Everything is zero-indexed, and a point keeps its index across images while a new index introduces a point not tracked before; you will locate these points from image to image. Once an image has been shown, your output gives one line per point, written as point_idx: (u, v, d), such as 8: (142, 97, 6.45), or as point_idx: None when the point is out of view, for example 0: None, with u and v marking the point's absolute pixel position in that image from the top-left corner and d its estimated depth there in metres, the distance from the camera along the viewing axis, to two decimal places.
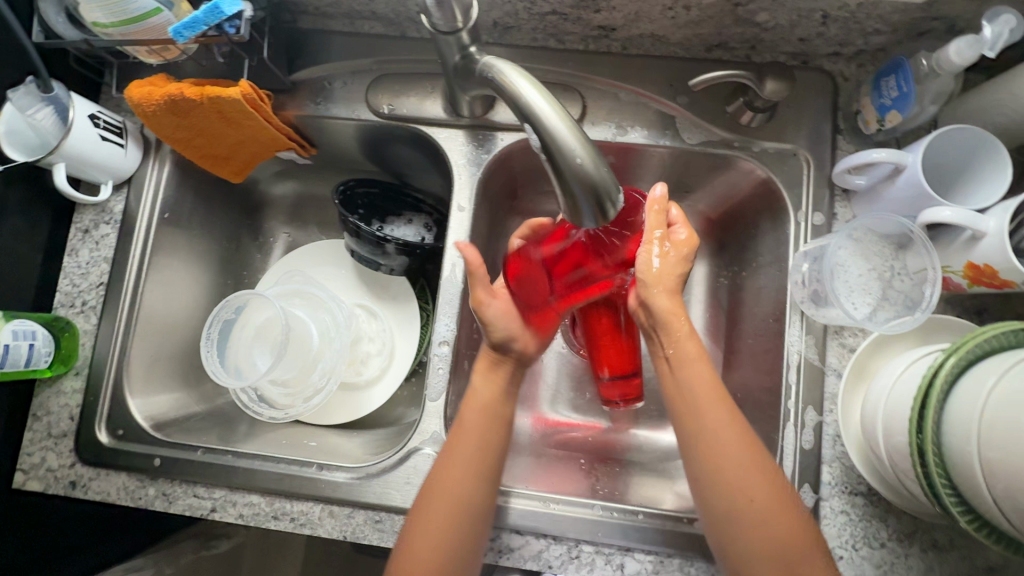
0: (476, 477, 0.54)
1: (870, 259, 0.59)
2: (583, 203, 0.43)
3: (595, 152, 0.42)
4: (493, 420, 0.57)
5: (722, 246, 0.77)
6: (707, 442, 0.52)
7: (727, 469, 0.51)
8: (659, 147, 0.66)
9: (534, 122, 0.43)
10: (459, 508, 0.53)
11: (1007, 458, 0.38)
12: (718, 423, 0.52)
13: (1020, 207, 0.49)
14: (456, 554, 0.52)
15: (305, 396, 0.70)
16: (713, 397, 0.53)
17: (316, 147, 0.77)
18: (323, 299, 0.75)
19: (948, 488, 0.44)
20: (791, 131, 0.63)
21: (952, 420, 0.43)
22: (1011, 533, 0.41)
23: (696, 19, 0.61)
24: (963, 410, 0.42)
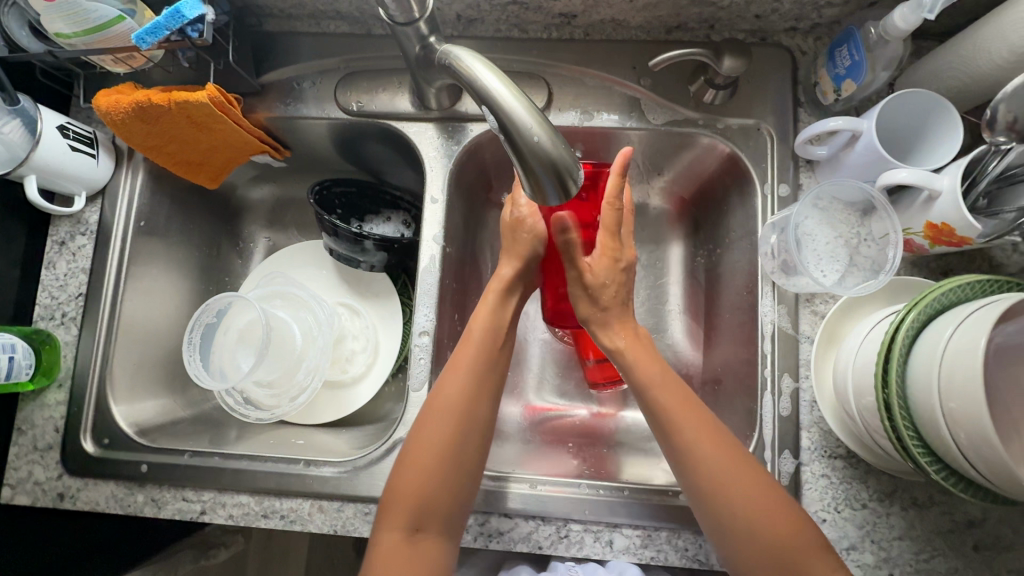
0: (474, 388, 0.57)
1: (837, 227, 0.59)
2: (546, 181, 0.44)
3: (553, 130, 0.43)
4: (491, 340, 0.61)
5: (697, 225, 0.78)
6: (681, 435, 0.53)
7: (708, 465, 0.51)
8: (626, 129, 0.67)
9: (493, 104, 0.44)
10: (460, 415, 0.56)
11: (965, 406, 0.39)
12: (688, 418, 0.53)
13: (973, 165, 0.51)
14: (447, 488, 0.54)
15: (290, 395, 0.71)
16: (676, 389, 0.55)
17: (290, 149, 0.77)
18: (304, 299, 0.75)
19: (915, 440, 0.45)
20: (753, 106, 0.64)
21: (915, 372, 0.44)
22: (975, 478, 0.42)
23: (653, 1, 0.62)
24: (923, 363, 0.43)
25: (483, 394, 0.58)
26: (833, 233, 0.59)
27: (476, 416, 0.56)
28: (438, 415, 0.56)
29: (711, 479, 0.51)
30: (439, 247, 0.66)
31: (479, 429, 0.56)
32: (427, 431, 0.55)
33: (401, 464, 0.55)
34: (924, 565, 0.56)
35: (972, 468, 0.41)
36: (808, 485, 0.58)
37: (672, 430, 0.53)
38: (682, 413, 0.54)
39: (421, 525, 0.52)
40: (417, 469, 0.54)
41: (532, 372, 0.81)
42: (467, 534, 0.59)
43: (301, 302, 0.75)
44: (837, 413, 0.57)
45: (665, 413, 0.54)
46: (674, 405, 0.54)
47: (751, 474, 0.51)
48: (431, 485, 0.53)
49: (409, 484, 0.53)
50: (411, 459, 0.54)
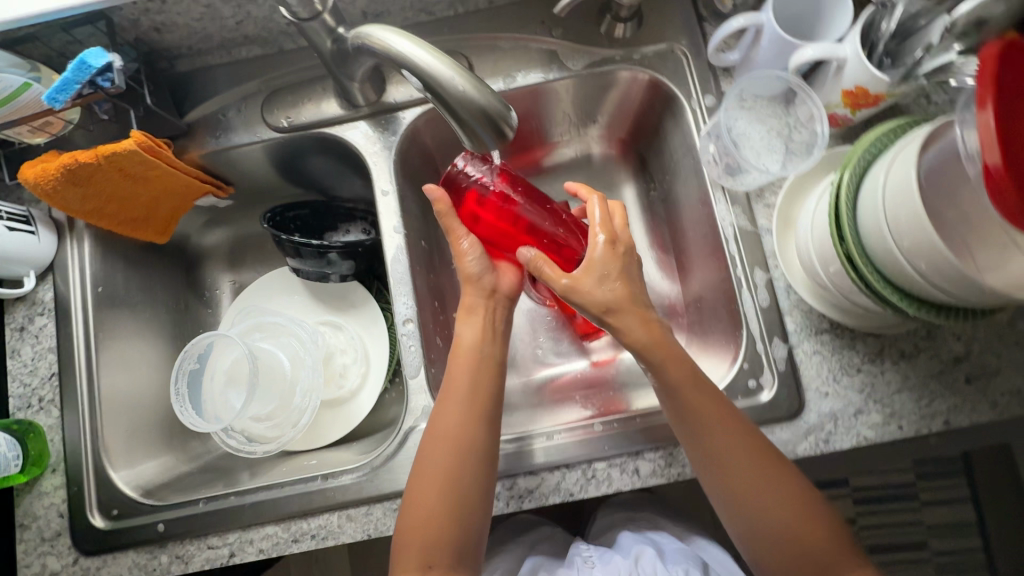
0: (475, 426, 0.56)
1: (767, 121, 0.62)
2: (481, 129, 0.46)
3: (477, 81, 0.45)
4: (482, 369, 0.59)
5: (642, 161, 0.81)
6: (708, 439, 0.53)
7: (736, 468, 0.52)
8: (550, 81, 0.69)
9: (415, 69, 0.45)
10: (460, 453, 0.55)
11: (915, 232, 0.42)
12: (717, 423, 0.53)
13: (867, 27, 0.54)
14: (448, 528, 0.53)
15: (292, 421, 0.70)
16: (698, 388, 0.54)
17: (233, 185, 0.77)
18: (282, 325, 0.75)
19: (882, 281, 0.48)
20: (662, 31, 0.67)
21: (865, 219, 0.47)
22: (942, 298, 0.45)
23: None
24: (870, 209, 0.46)
25: (487, 430, 0.57)
26: (766, 128, 0.62)
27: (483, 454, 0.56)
28: (439, 456, 0.55)
29: (743, 483, 0.52)
30: (402, 237, 0.67)
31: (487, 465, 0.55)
32: (431, 475, 0.55)
33: (410, 502, 0.55)
34: (928, 410, 0.59)
35: (939, 292, 0.44)
36: (804, 365, 0.60)
37: (694, 430, 0.53)
38: (709, 417, 0.53)
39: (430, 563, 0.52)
40: (422, 511, 0.54)
41: (525, 339, 0.82)
42: (499, 501, 0.60)
43: (281, 330, 0.75)
44: (810, 286, 0.59)
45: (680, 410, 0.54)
46: (691, 406, 0.54)
47: (776, 468, 0.52)
48: (437, 527, 0.53)
49: (417, 525, 0.53)
50: (414, 497, 0.55)
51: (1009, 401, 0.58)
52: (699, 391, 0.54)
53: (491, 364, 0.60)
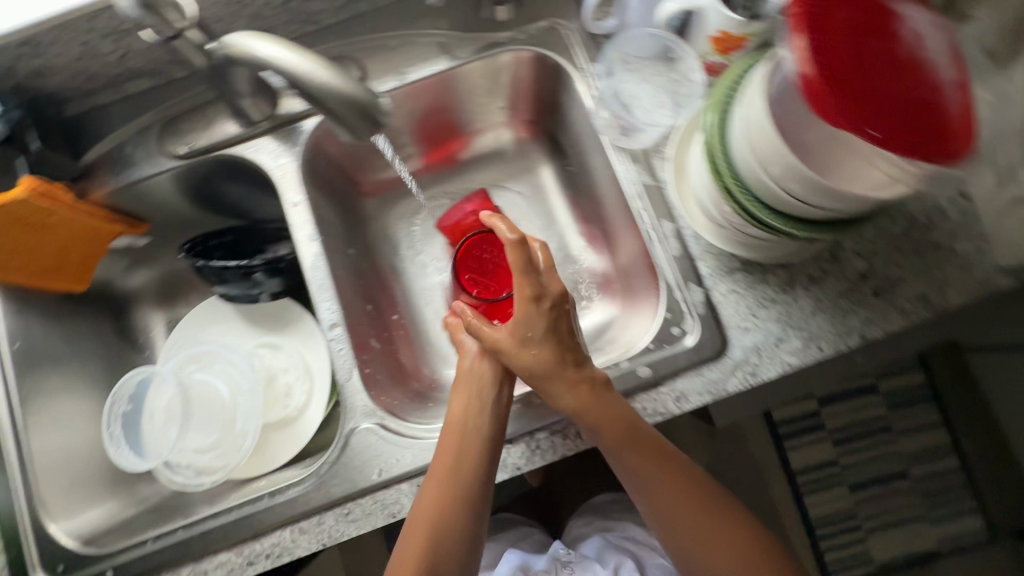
0: (460, 483, 0.56)
1: (652, 79, 0.65)
2: (354, 120, 0.47)
3: (339, 72, 0.46)
4: (470, 442, 0.57)
5: (552, 139, 0.82)
6: (642, 471, 0.57)
7: (674, 514, 0.57)
8: (442, 72, 0.70)
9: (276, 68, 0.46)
10: (441, 527, 0.56)
11: (778, 157, 0.44)
12: (654, 457, 0.57)
13: None
14: None
15: (236, 447, 0.69)
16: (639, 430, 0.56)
17: (148, 222, 0.76)
18: (217, 354, 0.74)
19: (763, 209, 0.50)
20: (541, 9, 0.69)
21: (737, 153, 0.49)
22: (815, 215, 0.47)
23: None
24: (739, 142, 0.48)
25: (472, 489, 0.57)
26: (653, 88, 0.65)
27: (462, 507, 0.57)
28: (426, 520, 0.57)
29: (668, 506, 0.58)
30: (318, 243, 0.67)
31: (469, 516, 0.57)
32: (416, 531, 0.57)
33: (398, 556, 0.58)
34: (842, 328, 0.61)
35: (821, 210, 0.46)
36: (722, 305, 0.62)
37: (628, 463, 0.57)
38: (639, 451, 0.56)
39: None
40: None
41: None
42: None
43: (216, 359, 0.74)
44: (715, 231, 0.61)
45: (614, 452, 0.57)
46: (630, 448, 0.56)
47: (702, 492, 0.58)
48: None
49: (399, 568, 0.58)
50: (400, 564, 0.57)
51: (914, 308, 0.61)
52: (637, 435, 0.56)
53: (480, 443, 0.57)
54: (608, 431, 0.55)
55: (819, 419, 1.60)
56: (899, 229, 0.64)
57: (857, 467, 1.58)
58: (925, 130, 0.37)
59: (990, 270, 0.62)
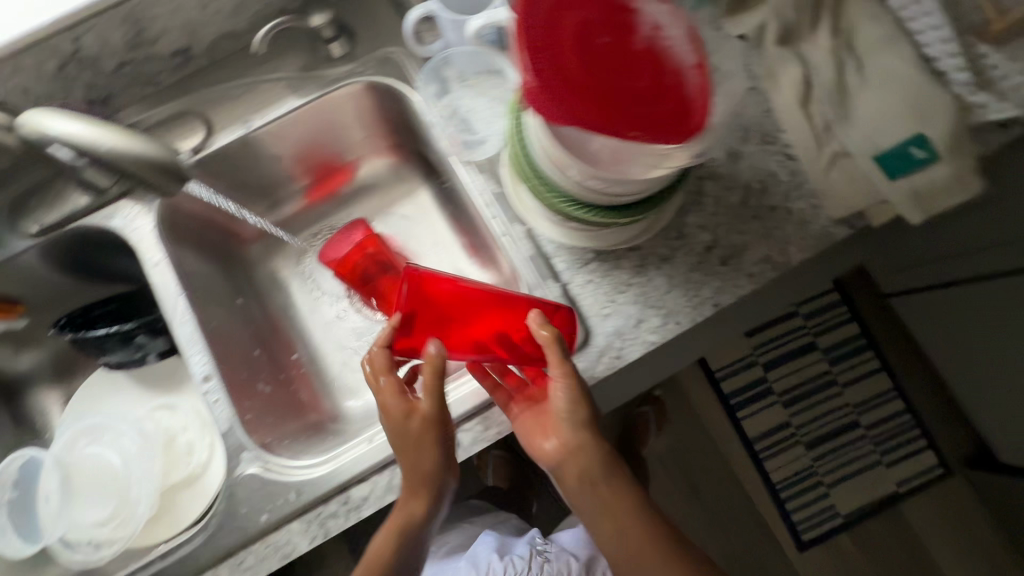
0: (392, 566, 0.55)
1: (489, 92, 0.68)
2: (151, 174, 0.54)
3: (142, 139, 0.53)
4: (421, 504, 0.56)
5: (422, 161, 0.85)
6: (619, 543, 0.55)
7: (635, 571, 0.55)
8: (287, 114, 0.72)
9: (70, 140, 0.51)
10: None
11: (564, 159, 0.47)
12: (630, 531, 0.55)
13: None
14: None
15: (132, 515, 0.68)
16: (616, 495, 0.55)
17: (23, 303, 0.76)
18: (108, 424, 0.73)
19: (570, 203, 0.53)
20: (377, 40, 0.72)
21: (535, 153, 0.51)
22: (612, 203, 0.52)
23: (237, 5, 0.68)
24: (535, 144, 0.50)
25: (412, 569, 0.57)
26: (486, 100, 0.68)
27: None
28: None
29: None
30: (184, 297, 0.67)
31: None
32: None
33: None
34: (696, 300, 0.64)
35: (616, 198, 0.50)
36: (580, 295, 0.65)
37: (601, 532, 0.56)
38: (609, 514, 0.55)
39: None
40: None
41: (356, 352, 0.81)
42: (339, 518, 0.60)
43: (108, 429, 0.73)
44: (552, 230, 0.64)
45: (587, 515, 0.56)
46: (608, 509, 0.55)
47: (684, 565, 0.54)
48: None
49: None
50: None
51: (760, 270, 0.65)
52: (608, 499, 0.55)
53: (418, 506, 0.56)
54: (590, 507, 0.56)
55: (766, 384, 1.65)
56: (737, 198, 0.67)
57: (810, 425, 1.62)
58: (664, 118, 0.41)
59: (824, 224, 0.66)
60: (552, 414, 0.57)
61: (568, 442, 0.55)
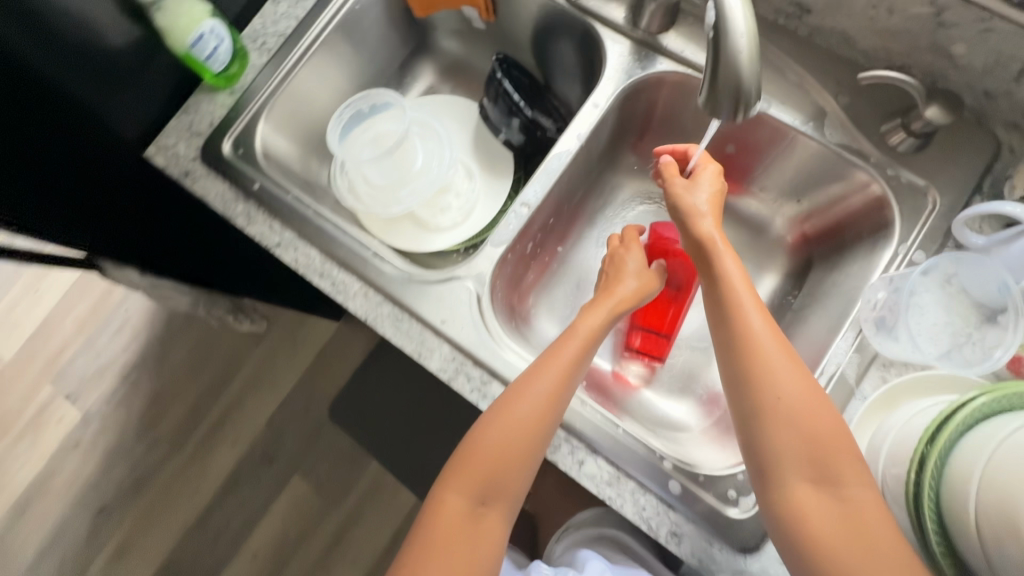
0: (523, 416, 0.57)
1: (951, 314, 0.58)
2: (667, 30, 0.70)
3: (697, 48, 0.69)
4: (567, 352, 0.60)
5: (808, 264, 0.77)
6: (779, 472, 0.52)
7: (787, 394, 0.52)
8: (799, 133, 0.67)
9: (722, 29, 0.45)
10: (526, 421, 0.57)
11: (994, 507, 0.39)
12: (804, 408, 0.52)
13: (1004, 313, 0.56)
14: (518, 459, 0.57)
15: (386, 203, 0.78)
16: (831, 436, 0.51)
17: (496, 17, 0.84)
18: (438, 136, 0.81)
19: (929, 508, 0.45)
20: (934, 171, 0.63)
21: (957, 464, 0.44)
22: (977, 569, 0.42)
23: (895, 28, 0.61)
24: (964, 462, 0.43)
25: (497, 475, 0.57)
26: (945, 323, 0.58)
27: (485, 519, 0.57)
28: (506, 410, 0.58)
29: (799, 412, 0.52)
30: (577, 145, 0.70)
31: (499, 508, 0.58)
32: (505, 399, 0.59)
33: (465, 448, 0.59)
34: None
35: None
36: None
37: (752, 398, 0.53)
38: (774, 410, 0.52)
39: (487, 502, 0.57)
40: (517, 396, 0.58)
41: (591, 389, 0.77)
42: (466, 383, 0.64)
43: (435, 138, 0.82)
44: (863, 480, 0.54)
45: (736, 368, 0.55)
46: (746, 386, 0.54)
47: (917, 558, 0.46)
48: (511, 450, 0.57)
49: (495, 445, 0.57)
50: (500, 416, 0.58)
51: None
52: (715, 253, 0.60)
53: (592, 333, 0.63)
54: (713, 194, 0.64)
55: None
56: None
57: None
58: None
59: None
60: (693, 180, 0.65)
61: (675, 181, 0.65)
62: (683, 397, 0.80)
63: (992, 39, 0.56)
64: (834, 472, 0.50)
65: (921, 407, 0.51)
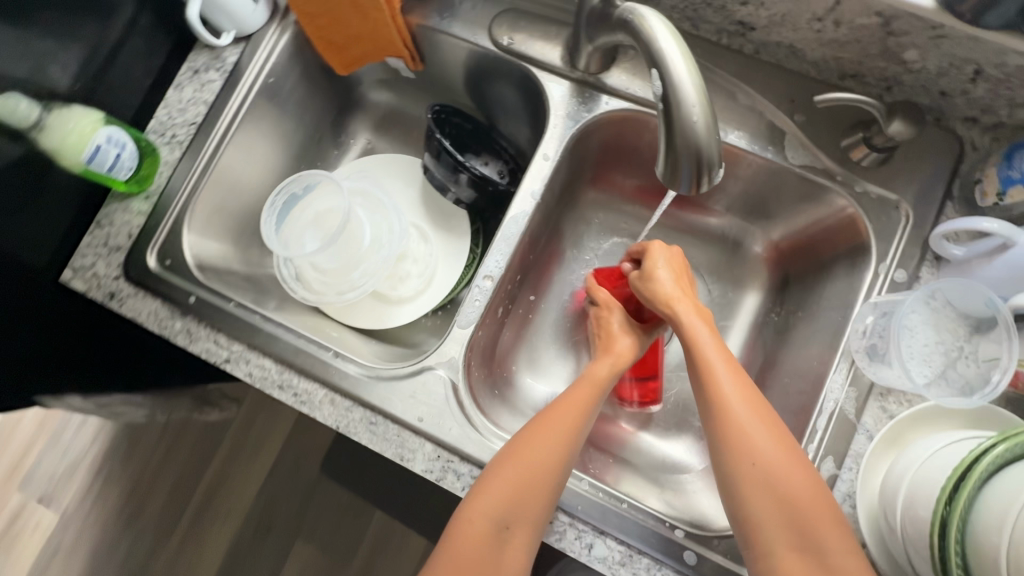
0: (545, 452, 0.54)
1: (940, 333, 0.56)
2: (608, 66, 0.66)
3: (641, 82, 0.66)
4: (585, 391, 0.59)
5: (785, 281, 0.74)
6: (761, 539, 0.49)
7: (761, 457, 0.50)
8: (758, 157, 0.64)
9: (672, 100, 0.41)
10: (548, 458, 0.53)
11: None
12: (780, 472, 0.49)
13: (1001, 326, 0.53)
14: (542, 499, 0.52)
15: (340, 289, 0.72)
16: (812, 499, 0.48)
17: (424, 64, 0.78)
18: (384, 205, 0.76)
19: (959, 565, 0.42)
20: (899, 182, 0.61)
21: (984, 515, 0.41)
22: None
23: (842, 39, 0.58)
24: (991, 514, 0.41)
25: (519, 513, 0.52)
26: (936, 343, 0.55)
27: (508, 547, 0.52)
28: (523, 446, 0.54)
29: (774, 476, 0.49)
30: (533, 203, 0.66)
31: (524, 533, 0.52)
32: (527, 435, 0.55)
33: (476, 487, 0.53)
34: None
35: None
36: None
37: (728, 460, 0.51)
38: (749, 473, 0.50)
39: (510, 527, 0.51)
40: (541, 432, 0.55)
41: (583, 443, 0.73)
42: (456, 481, 0.59)
43: (381, 207, 0.76)
44: (879, 526, 0.52)
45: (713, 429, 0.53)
46: (721, 454, 0.52)
47: None
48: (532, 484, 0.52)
49: (518, 469, 0.53)
50: (517, 453, 0.54)
51: None
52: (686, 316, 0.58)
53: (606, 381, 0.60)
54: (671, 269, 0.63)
55: None
56: None
57: None
58: None
59: None
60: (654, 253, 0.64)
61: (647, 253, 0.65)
62: (680, 434, 0.77)
63: (944, 45, 0.53)
64: (814, 538, 0.47)
65: (931, 447, 0.50)
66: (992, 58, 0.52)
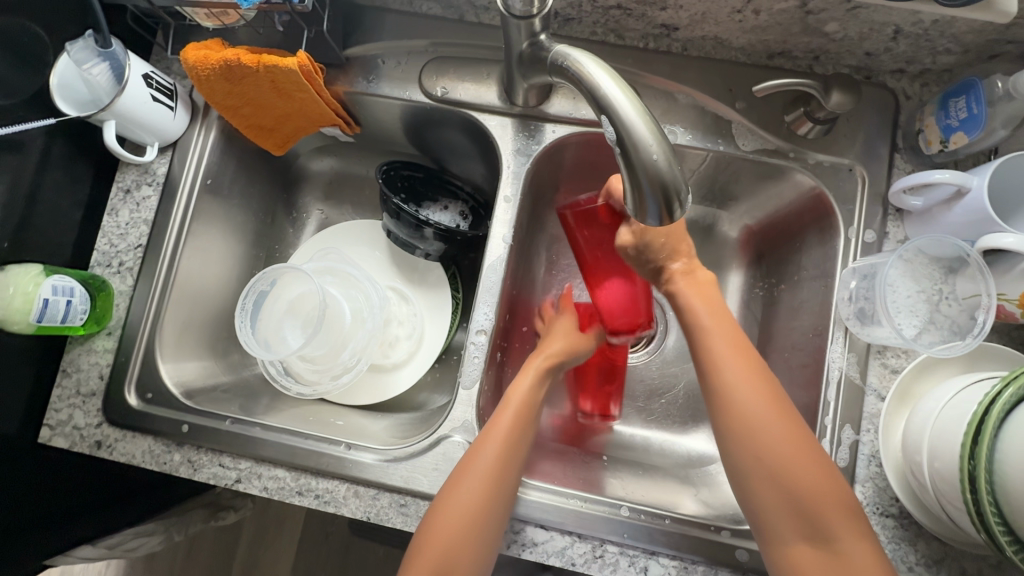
0: (473, 491, 0.53)
1: (920, 281, 0.57)
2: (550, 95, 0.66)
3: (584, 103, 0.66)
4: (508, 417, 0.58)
5: (761, 255, 0.76)
6: (769, 524, 0.49)
7: (767, 440, 0.50)
8: (711, 151, 0.64)
9: (628, 142, 0.41)
10: (478, 497, 0.52)
11: None
12: (790, 457, 0.49)
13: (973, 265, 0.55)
14: (478, 542, 0.52)
15: (333, 374, 0.70)
16: (821, 489, 0.48)
17: (360, 126, 0.76)
18: (357, 279, 0.74)
19: (998, 520, 0.43)
20: (848, 146, 0.63)
21: (1003, 463, 0.43)
22: None
23: (764, 24, 0.59)
24: (1009, 461, 0.42)
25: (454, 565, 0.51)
26: (918, 292, 0.57)
27: None
28: (455, 489, 0.53)
29: (777, 459, 0.49)
30: (505, 250, 0.65)
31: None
32: (455, 476, 0.54)
33: (424, 526, 0.53)
34: None
35: None
36: None
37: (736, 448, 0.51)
38: (754, 462, 0.50)
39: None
40: (466, 469, 0.54)
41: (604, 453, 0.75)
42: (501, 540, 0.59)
43: (354, 283, 0.74)
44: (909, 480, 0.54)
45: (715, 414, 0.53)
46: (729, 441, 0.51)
47: None
48: (463, 530, 0.51)
49: (458, 512, 0.52)
50: (449, 498, 0.53)
51: None
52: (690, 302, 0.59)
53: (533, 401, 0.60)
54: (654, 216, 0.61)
55: None
56: None
57: None
58: None
59: None
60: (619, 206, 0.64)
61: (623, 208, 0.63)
62: (696, 426, 0.78)
63: (861, 14, 0.55)
64: (821, 523, 0.48)
65: (941, 400, 0.51)
66: (907, 19, 0.54)
